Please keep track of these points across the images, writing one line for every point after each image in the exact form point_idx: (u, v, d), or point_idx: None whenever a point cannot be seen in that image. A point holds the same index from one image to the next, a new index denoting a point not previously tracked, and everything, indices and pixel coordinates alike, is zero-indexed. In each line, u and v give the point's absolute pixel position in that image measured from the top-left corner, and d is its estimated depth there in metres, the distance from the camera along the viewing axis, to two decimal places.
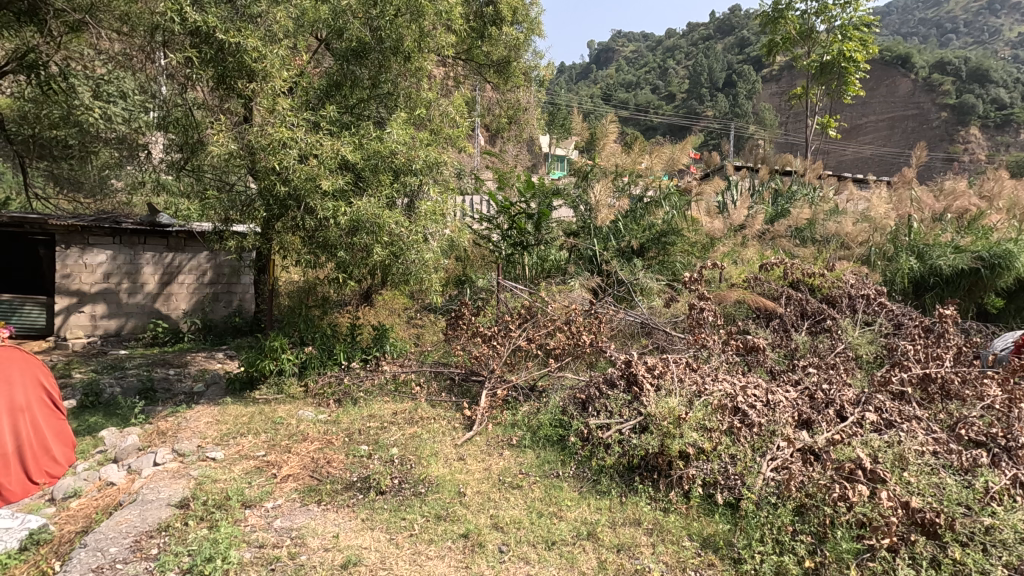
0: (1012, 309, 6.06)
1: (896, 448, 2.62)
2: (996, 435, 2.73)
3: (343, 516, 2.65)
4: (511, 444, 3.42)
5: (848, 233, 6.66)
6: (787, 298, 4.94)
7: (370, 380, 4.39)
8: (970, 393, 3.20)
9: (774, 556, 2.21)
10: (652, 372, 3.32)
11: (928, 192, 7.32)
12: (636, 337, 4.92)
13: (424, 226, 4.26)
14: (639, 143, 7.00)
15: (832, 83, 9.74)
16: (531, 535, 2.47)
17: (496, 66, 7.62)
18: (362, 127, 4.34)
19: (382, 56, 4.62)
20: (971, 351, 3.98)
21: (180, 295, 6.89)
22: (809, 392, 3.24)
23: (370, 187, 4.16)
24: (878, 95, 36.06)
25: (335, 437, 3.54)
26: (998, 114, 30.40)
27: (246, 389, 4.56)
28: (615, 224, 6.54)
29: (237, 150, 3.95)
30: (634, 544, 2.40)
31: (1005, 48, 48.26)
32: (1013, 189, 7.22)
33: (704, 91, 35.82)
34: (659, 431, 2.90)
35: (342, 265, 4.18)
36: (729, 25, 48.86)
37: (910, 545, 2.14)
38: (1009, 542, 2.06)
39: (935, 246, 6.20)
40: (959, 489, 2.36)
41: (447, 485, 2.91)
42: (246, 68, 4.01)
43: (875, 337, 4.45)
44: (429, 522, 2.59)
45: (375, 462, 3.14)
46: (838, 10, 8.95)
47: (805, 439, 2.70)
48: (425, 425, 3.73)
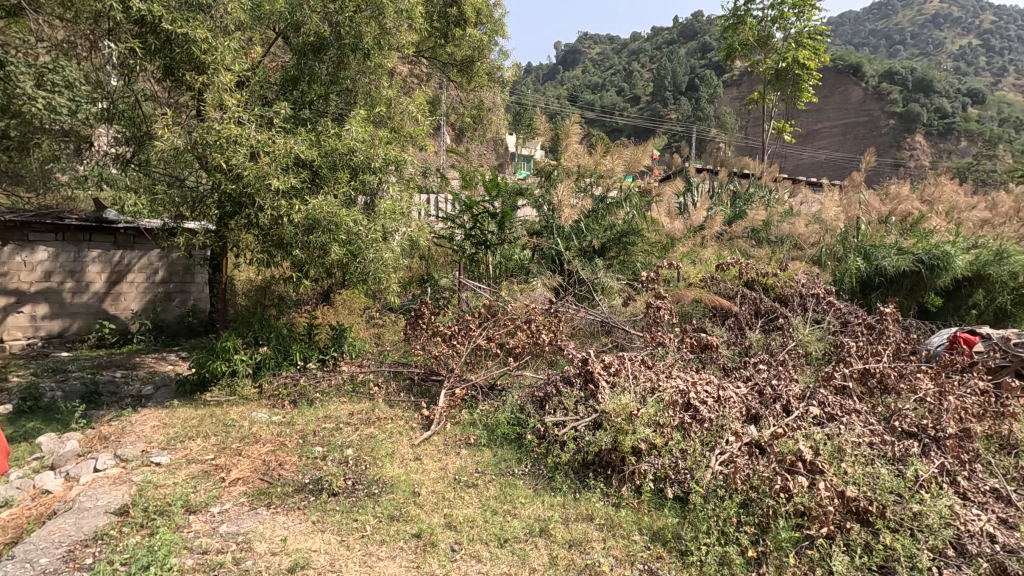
0: (949, 307, 6.42)
1: (836, 440, 2.73)
2: (926, 426, 2.88)
3: (293, 519, 2.60)
4: (469, 443, 3.42)
5: (800, 234, 6.94)
6: (741, 297, 5.09)
7: (328, 380, 4.33)
8: (906, 386, 3.35)
9: (719, 547, 2.28)
10: (608, 369, 3.37)
11: (875, 195, 7.64)
12: (597, 336, 4.99)
13: (383, 224, 4.24)
14: (602, 144, 7.19)
15: (787, 89, 10.13)
16: (485, 533, 2.47)
17: (460, 66, 7.54)
18: (319, 123, 4.29)
19: (342, 52, 4.52)
20: (909, 347, 4.19)
21: (130, 295, 6.65)
22: (758, 387, 3.34)
23: (326, 185, 4.09)
24: (831, 102, 37.52)
25: (289, 439, 3.48)
26: (940, 122, 31.89)
27: (198, 391, 4.42)
28: (577, 224, 6.61)
29: (184, 146, 3.80)
30: (586, 539, 2.43)
31: (948, 60, 50.89)
32: (950, 194, 7.66)
33: (668, 94, 36.48)
34: (612, 428, 2.95)
35: (297, 264, 4.12)
36: (692, 30, 49.91)
37: (846, 532, 2.24)
38: (935, 526, 2.19)
39: (881, 247, 6.48)
40: (891, 477, 2.47)
41: (402, 485, 2.89)
42: (194, 60, 3.87)
43: (824, 334, 4.62)
44: (382, 522, 2.56)
45: (329, 464, 3.10)
46: (793, 18, 9.27)
47: (751, 433, 2.78)
48: (382, 425, 3.70)
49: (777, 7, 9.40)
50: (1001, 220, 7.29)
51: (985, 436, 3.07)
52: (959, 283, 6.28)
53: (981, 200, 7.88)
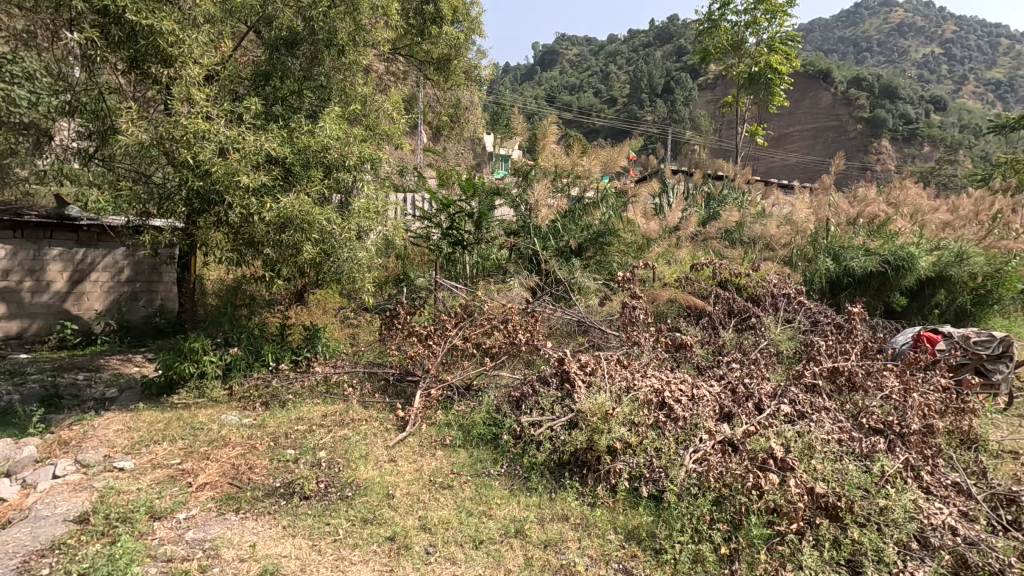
0: (913, 307, 6.63)
1: (806, 437, 2.78)
2: (891, 423, 2.96)
3: (262, 524, 2.54)
4: (444, 444, 3.40)
5: (772, 235, 7.08)
6: (715, 297, 5.16)
7: (301, 382, 4.25)
8: (873, 383, 3.43)
9: (692, 545, 2.31)
10: (584, 369, 3.38)
11: (844, 198, 7.84)
12: (574, 335, 5.01)
13: (358, 223, 4.18)
14: (579, 145, 7.24)
15: (760, 93, 10.33)
16: (460, 535, 2.45)
17: (436, 64, 7.37)
18: (292, 120, 4.21)
19: (316, 48, 4.43)
20: (875, 345, 4.30)
21: (93, 294, 6.40)
22: (732, 385, 3.39)
23: (299, 183, 4.01)
24: (802, 106, 38.39)
25: (260, 442, 3.40)
26: (905, 128, 32.89)
27: (165, 394, 4.29)
28: (554, 224, 6.62)
29: (149, 141, 3.67)
30: (561, 539, 2.43)
31: (913, 67, 52.63)
32: (915, 197, 7.90)
33: (644, 96, 36.86)
34: (588, 427, 2.96)
35: (269, 263, 4.04)
36: (667, 33, 50.54)
37: (815, 527, 2.28)
38: (900, 520, 2.24)
39: (849, 248, 6.64)
40: (859, 473, 2.53)
41: (376, 488, 2.85)
42: (161, 52, 3.75)
43: (795, 333, 4.71)
44: (355, 526, 2.52)
45: (301, 467, 3.04)
46: (766, 24, 9.45)
47: (724, 431, 2.81)
48: (356, 427, 3.65)
49: (750, 12, 9.57)
50: (961, 223, 7.56)
51: (947, 432, 3.16)
52: (923, 283, 6.48)
53: (944, 203, 8.15)
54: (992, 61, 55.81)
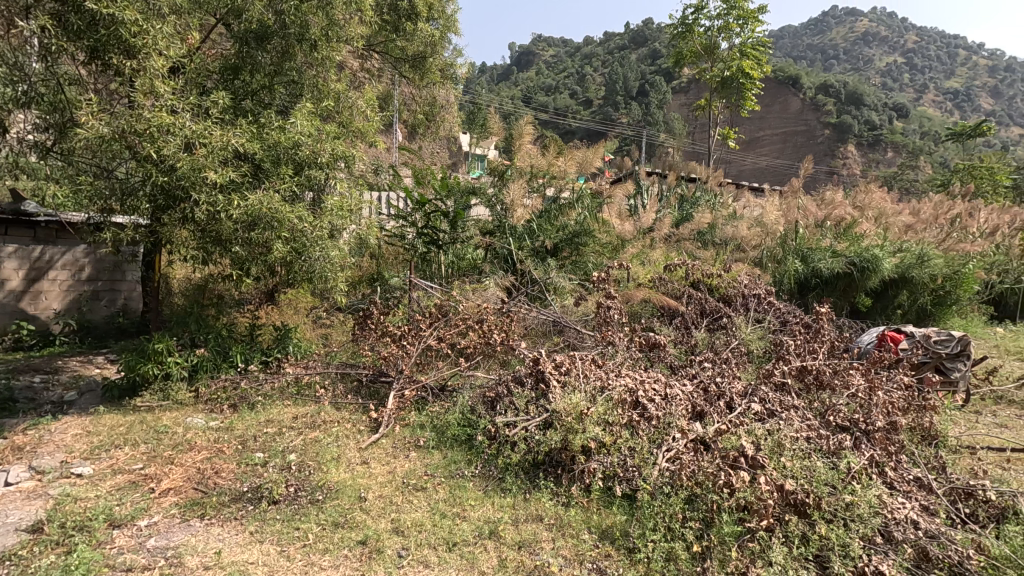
0: (877, 307, 6.83)
1: (775, 435, 2.82)
2: (857, 420, 3.03)
3: (229, 530, 2.46)
4: (418, 445, 3.36)
5: (744, 236, 7.19)
6: (688, 297, 5.22)
7: (271, 383, 4.16)
8: (839, 382, 3.52)
9: (665, 543, 2.32)
10: (559, 369, 3.38)
11: (812, 201, 8.03)
12: (549, 335, 5.00)
13: (330, 222, 4.11)
14: (555, 146, 7.26)
15: (732, 97, 10.52)
16: (433, 537, 2.42)
17: (412, 62, 7.32)
18: (262, 115, 4.11)
19: (287, 42, 4.33)
20: (841, 345, 4.41)
21: (51, 293, 6.14)
22: (704, 384, 3.43)
23: (269, 180, 3.92)
24: (772, 111, 39.27)
25: (228, 445, 3.31)
26: (870, 133, 33.92)
27: (127, 397, 4.15)
28: (530, 224, 6.61)
29: (110, 135, 3.53)
30: (536, 539, 2.43)
31: (877, 75, 54.39)
32: (879, 201, 8.14)
33: (619, 98, 37.22)
34: (562, 427, 2.96)
35: (238, 261, 3.94)
36: (642, 37, 51.12)
37: (784, 524, 2.32)
38: (865, 515, 2.29)
39: (817, 250, 6.81)
40: (826, 470, 2.58)
41: (348, 491, 2.79)
42: (124, 42, 3.62)
43: (765, 333, 4.80)
44: (326, 530, 2.47)
45: (270, 471, 2.97)
46: (738, 29, 9.62)
47: (697, 430, 2.83)
48: (327, 429, 3.58)
49: (723, 18, 9.75)
50: (923, 226, 7.82)
51: (909, 428, 3.25)
52: (886, 284, 6.68)
53: (906, 207, 8.42)
54: (951, 70, 58.01)
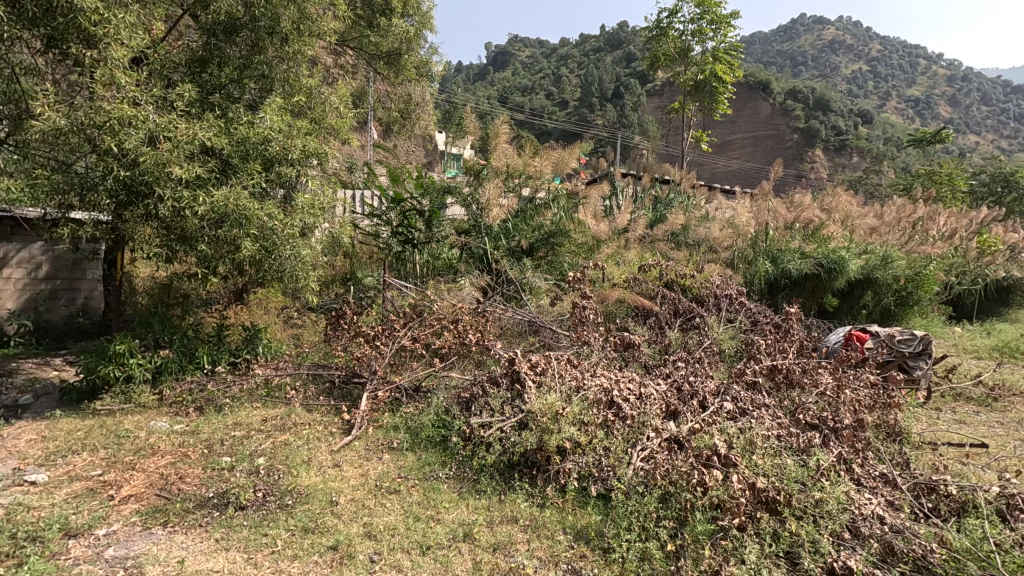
0: (844, 307, 7.01)
1: (747, 434, 2.86)
2: (826, 418, 3.09)
3: (193, 537, 2.38)
4: (391, 448, 3.31)
5: (716, 237, 7.30)
6: (662, 297, 5.28)
7: (239, 385, 4.04)
8: (808, 380, 3.59)
9: (640, 543, 2.33)
10: (534, 369, 3.37)
11: (781, 203, 8.20)
12: (524, 335, 4.99)
13: (301, 220, 4.03)
14: (530, 146, 7.27)
15: (705, 100, 10.69)
16: (406, 541, 2.37)
17: (386, 58, 7.23)
18: (230, 110, 4.00)
19: (257, 35, 4.23)
20: (810, 344, 4.51)
21: (5, 293, 5.87)
22: (678, 384, 3.46)
23: (237, 176, 3.81)
24: (743, 116, 40.06)
25: (193, 449, 3.20)
26: (836, 138, 34.90)
27: (86, 400, 3.98)
28: (505, 224, 6.57)
29: (68, 127, 3.38)
30: (511, 541, 2.41)
31: (843, 82, 56.01)
32: (846, 204, 8.36)
33: (595, 100, 37.50)
34: (537, 428, 2.95)
35: (204, 260, 3.82)
36: (617, 39, 51.61)
37: (756, 521, 2.34)
38: (834, 511, 2.34)
39: (786, 251, 6.95)
40: (796, 467, 2.62)
41: (319, 494, 2.73)
42: (83, 31, 3.47)
43: (736, 333, 4.88)
44: (295, 535, 2.40)
45: (237, 475, 2.88)
46: (710, 34, 9.78)
47: (671, 428, 2.85)
48: (298, 431, 3.49)
49: (696, 22, 9.89)
50: (886, 229, 8.06)
51: (875, 425, 3.32)
52: (852, 284, 6.86)
53: (871, 210, 8.66)
54: (912, 79, 60.07)
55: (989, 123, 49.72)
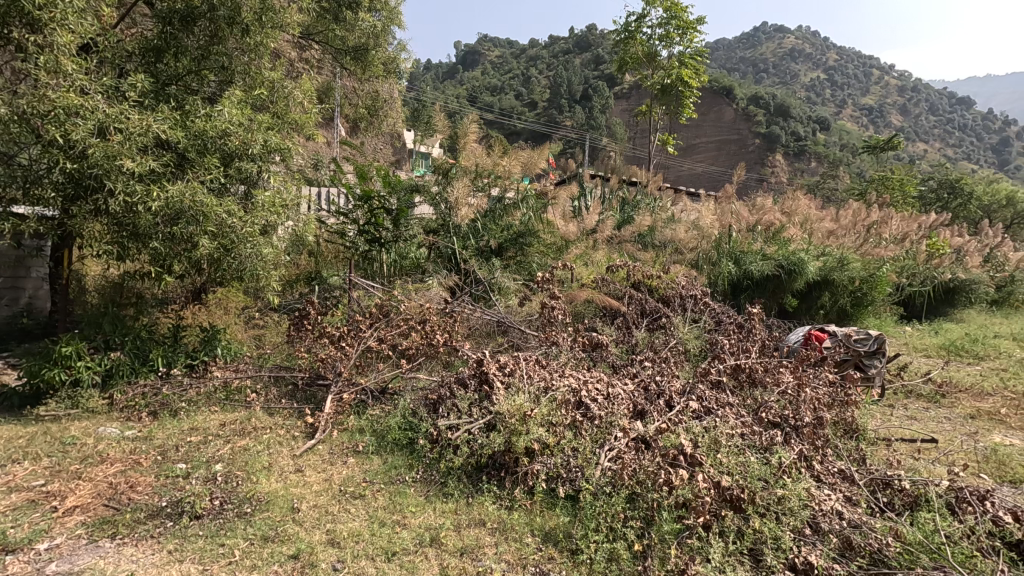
0: (803, 308, 7.21)
1: (712, 432, 2.90)
2: (787, 416, 3.17)
3: (144, 550, 2.27)
4: (356, 451, 3.23)
5: (682, 239, 7.41)
6: (629, 297, 5.33)
7: (196, 389, 3.89)
8: (770, 379, 3.67)
9: (608, 543, 2.34)
10: (503, 370, 3.34)
11: (744, 206, 8.40)
12: (493, 335, 4.96)
13: (262, 217, 3.90)
14: (500, 145, 7.24)
15: (671, 104, 10.88)
16: (371, 548, 2.32)
17: (353, 53, 6.99)
18: (186, 102, 3.84)
19: (216, 25, 4.07)
20: (771, 343, 4.61)
21: None
22: (644, 384, 3.49)
23: (194, 171, 3.66)
24: (707, 120, 40.97)
25: (145, 456, 3.06)
26: (796, 144, 36.05)
27: (29, 406, 3.77)
28: (474, 224, 6.52)
29: (8, 116, 3.17)
30: (478, 545, 2.38)
31: (801, 90, 57.94)
32: (805, 207, 8.62)
33: (564, 102, 37.74)
34: (505, 430, 2.92)
35: (158, 258, 3.65)
36: (585, 42, 52.14)
37: (721, 519, 2.37)
38: (795, 508, 2.39)
39: (749, 253, 7.13)
40: (759, 465, 2.67)
41: (279, 501, 2.64)
42: (27, 15, 3.21)
43: (701, 333, 4.96)
44: (253, 545, 2.31)
45: (193, 483, 2.76)
46: (677, 38, 9.95)
47: (638, 428, 2.86)
48: (258, 436, 3.38)
49: (664, 26, 10.04)
50: (843, 232, 8.34)
51: (833, 422, 3.41)
52: (811, 286, 7.07)
53: (829, 213, 8.95)
54: (866, 88, 62.55)
55: (936, 132, 52.22)
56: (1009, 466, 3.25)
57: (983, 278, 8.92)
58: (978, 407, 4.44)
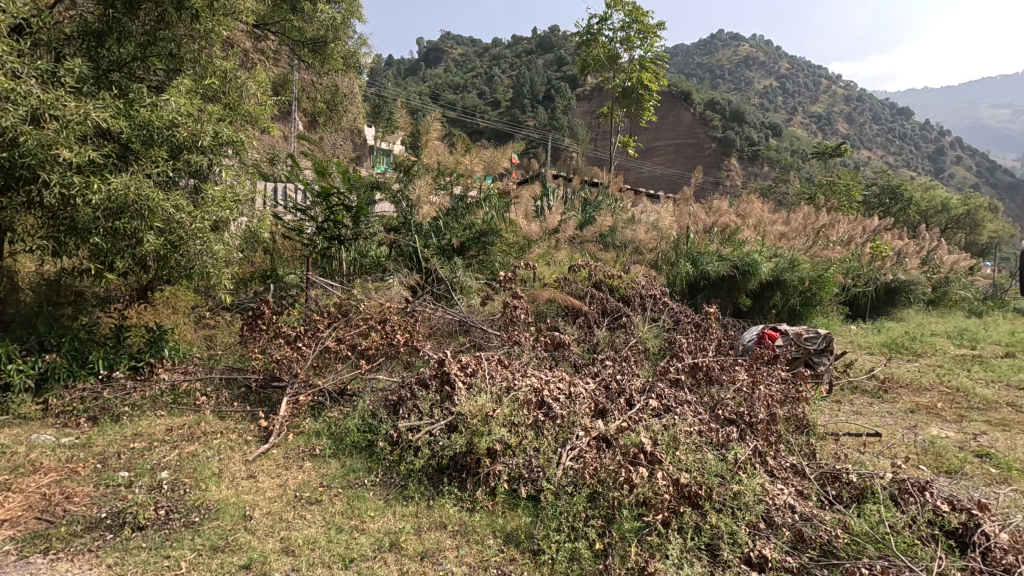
0: (757, 307, 7.45)
1: (671, 430, 2.95)
2: (742, 413, 3.26)
3: (80, 565, 2.13)
4: (313, 455, 3.13)
5: (642, 240, 7.52)
6: (591, 297, 5.37)
7: (141, 392, 3.69)
8: (726, 377, 3.76)
9: (569, 543, 2.34)
10: (465, 370, 3.30)
11: (701, 208, 8.61)
12: (455, 335, 4.92)
13: (212, 213, 3.74)
14: (462, 143, 7.18)
15: (632, 106, 11.05)
16: (328, 555, 2.25)
17: (311, 46, 6.83)
18: (130, 90, 3.63)
19: (163, 10, 3.87)
20: (727, 342, 4.73)
21: None
22: (605, 382, 3.52)
23: (139, 163, 3.48)
24: (666, 124, 41.89)
25: (84, 465, 2.88)
26: (750, 149, 37.30)
27: None
28: (436, 222, 6.44)
29: None
30: (439, 548, 2.34)
31: (755, 97, 59.92)
32: (759, 210, 8.91)
33: (526, 102, 37.86)
34: (467, 431, 2.89)
35: (99, 254, 3.45)
36: (548, 43, 52.43)
37: (679, 516, 2.41)
38: (750, 503, 2.45)
39: (705, 254, 7.31)
40: (716, 462, 2.73)
41: (230, 509, 2.53)
42: None
43: (660, 332, 5.05)
44: (201, 556, 2.21)
45: (136, 492, 2.62)
46: (638, 42, 10.11)
47: (599, 427, 2.88)
48: (207, 441, 3.24)
49: (625, 30, 10.20)
50: (794, 235, 8.67)
51: (785, 419, 3.52)
52: (764, 286, 7.32)
53: (781, 216, 9.28)
54: (815, 96, 65.30)
55: (879, 140, 54.96)
56: (944, 457, 3.44)
57: (921, 279, 9.44)
58: (917, 402, 4.69)
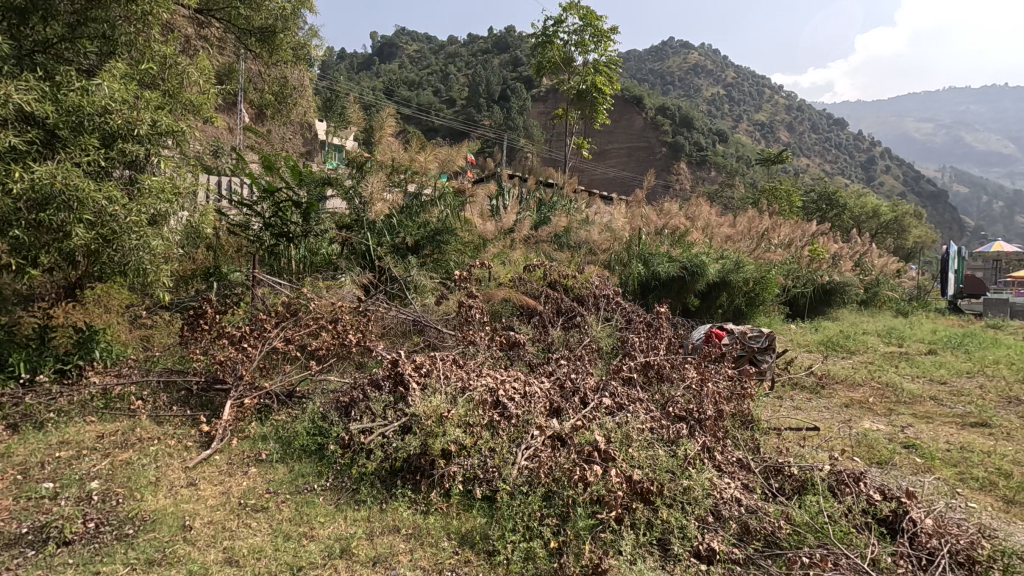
0: (704, 307, 7.70)
1: (624, 428, 2.99)
2: (692, 411, 3.35)
3: None
4: (259, 460, 3.01)
5: (596, 240, 7.61)
6: (545, 296, 5.41)
7: (68, 397, 3.45)
8: (676, 375, 3.86)
9: (524, 542, 2.34)
10: (419, 370, 3.25)
11: (653, 210, 8.82)
12: (409, 334, 4.84)
13: (150, 206, 3.53)
14: (417, 140, 7.09)
15: (586, 109, 11.21)
16: (274, 564, 2.16)
17: (259, 35, 6.59)
18: (57, 72, 3.38)
19: None
20: (677, 341, 4.87)
21: None
22: (560, 382, 3.54)
23: (67, 151, 3.25)
24: (619, 127, 42.76)
25: (1, 477, 2.66)
26: (698, 154, 38.56)
27: None
28: (390, 220, 6.32)
29: None
30: (392, 553, 2.29)
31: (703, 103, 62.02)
32: (707, 213, 9.21)
33: (482, 101, 37.77)
34: (421, 432, 2.85)
35: (20, 248, 3.20)
36: (504, 44, 52.50)
37: (632, 512, 2.45)
38: (699, 497, 2.52)
39: (656, 255, 7.50)
40: (667, 458, 2.79)
41: (168, 519, 2.40)
42: None
43: (613, 331, 5.14)
44: (135, 570, 2.08)
45: (62, 504, 2.45)
46: (592, 46, 10.25)
47: (554, 426, 2.89)
48: (143, 448, 3.06)
49: (579, 33, 10.31)
50: (739, 238, 9.01)
51: (732, 415, 3.64)
52: (712, 287, 7.58)
53: (727, 219, 9.63)
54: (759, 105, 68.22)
55: (817, 149, 57.98)
56: (876, 449, 3.66)
57: (854, 281, 10.02)
58: (851, 397, 4.96)
